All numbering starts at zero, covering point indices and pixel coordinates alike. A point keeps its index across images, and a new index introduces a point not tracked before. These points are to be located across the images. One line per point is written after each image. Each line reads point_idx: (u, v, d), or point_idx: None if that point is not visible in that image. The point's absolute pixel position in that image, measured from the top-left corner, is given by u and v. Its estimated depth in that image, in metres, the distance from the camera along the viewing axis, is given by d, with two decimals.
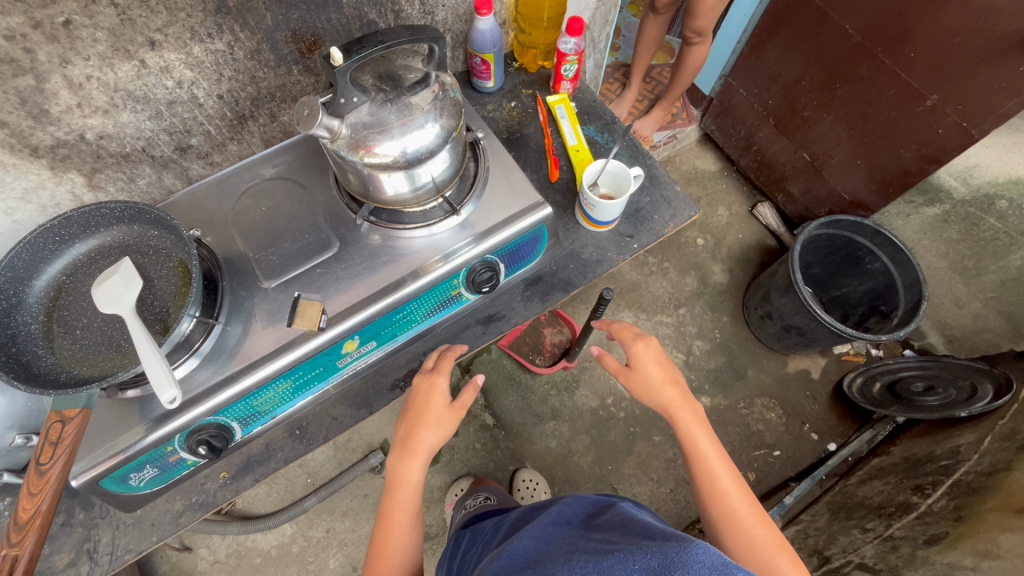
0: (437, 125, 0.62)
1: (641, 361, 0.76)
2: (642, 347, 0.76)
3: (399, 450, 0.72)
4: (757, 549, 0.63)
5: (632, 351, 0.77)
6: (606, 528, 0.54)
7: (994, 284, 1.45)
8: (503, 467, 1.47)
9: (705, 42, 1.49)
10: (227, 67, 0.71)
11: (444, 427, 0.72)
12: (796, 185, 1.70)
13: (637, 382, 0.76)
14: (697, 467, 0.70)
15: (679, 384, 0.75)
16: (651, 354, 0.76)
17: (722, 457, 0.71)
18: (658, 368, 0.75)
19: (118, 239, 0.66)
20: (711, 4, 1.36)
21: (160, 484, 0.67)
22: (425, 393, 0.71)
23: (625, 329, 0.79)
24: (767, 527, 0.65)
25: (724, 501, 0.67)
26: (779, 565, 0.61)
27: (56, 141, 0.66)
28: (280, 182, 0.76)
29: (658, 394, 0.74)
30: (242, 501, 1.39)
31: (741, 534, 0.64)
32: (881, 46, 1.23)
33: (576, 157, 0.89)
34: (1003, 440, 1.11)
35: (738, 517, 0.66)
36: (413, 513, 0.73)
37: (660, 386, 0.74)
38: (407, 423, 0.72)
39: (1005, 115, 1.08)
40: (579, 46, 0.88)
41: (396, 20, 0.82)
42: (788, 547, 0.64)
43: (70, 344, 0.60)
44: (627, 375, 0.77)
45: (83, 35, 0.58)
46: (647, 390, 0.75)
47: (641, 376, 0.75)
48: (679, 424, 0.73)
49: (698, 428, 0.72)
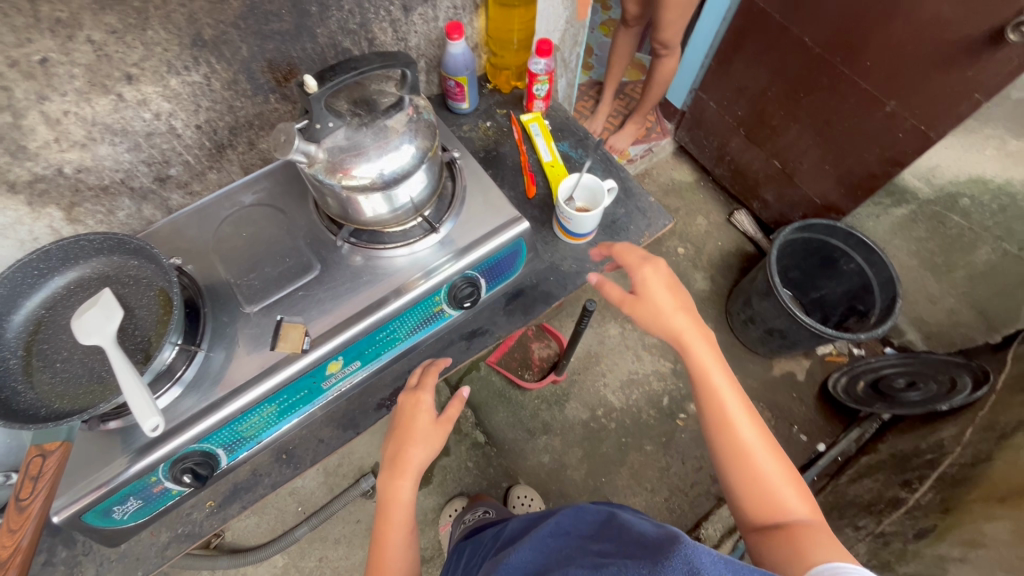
0: (412, 147, 0.64)
1: (649, 288, 0.70)
2: (649, 273, 0.70)
3: (388, 470, 0.72)
4: (765, 481, 0.64)
5: (638, 278, 0.71)
6: (605, 537, 0.54)
7: (965, 279, 1.43)
8: (497, 484, 1.46)
9: (672, 56, 1.55)
10: (204, 98, 0.73)
11: (431, 445, 0.73)
12: (770, 192, 1.75)
13: (644, 311, 0.70)
14: (706, 395, 0.69)
15: (688, 311, 0.71)
16: (661, 280, 0.70)
17: (732, 385, 0.69)
18: (668, 294, 0.70)
19: (98, 271, 0.66)
20: (672, 18, 1.41)
21: (144, 516, 0.66)
22: (409, 411, 0.71)
23: (629, 253, 0.72)
24: (774, 454, 0.66)
25: (734, 433, 0.67)
26: (783, 493, 0.64)
27: (33, 176, 0.66)
28: (260, 208, 0.77)
29: (668, 322, 0.70)
30: (232, 533, 1.36)
31: (749, 467, 0.65)
32: (838, 56, 1.28)
33: (551, 173, 0.91)
34: (984, 431, 1.14)
35: (748, 448, 0.66)
36: (407, 532, 0.74)
37: (670, 315, 0.70)
38: (395, 442, 0.72)
39: (960, 117, 1.14)
40: (549, 66, 0.91)
41: (370, 48, 0.84)
42: (792, 473, 0.66)
43: (50, 378, 0.60)
44: (633, 304, 0.71)
45: (59, 72, 0.59)
46: (655, 317, 0.70)
47: (650, 304, 0.70)
48: (689, 351, 0.70)
49: (709, 357, 0.69)
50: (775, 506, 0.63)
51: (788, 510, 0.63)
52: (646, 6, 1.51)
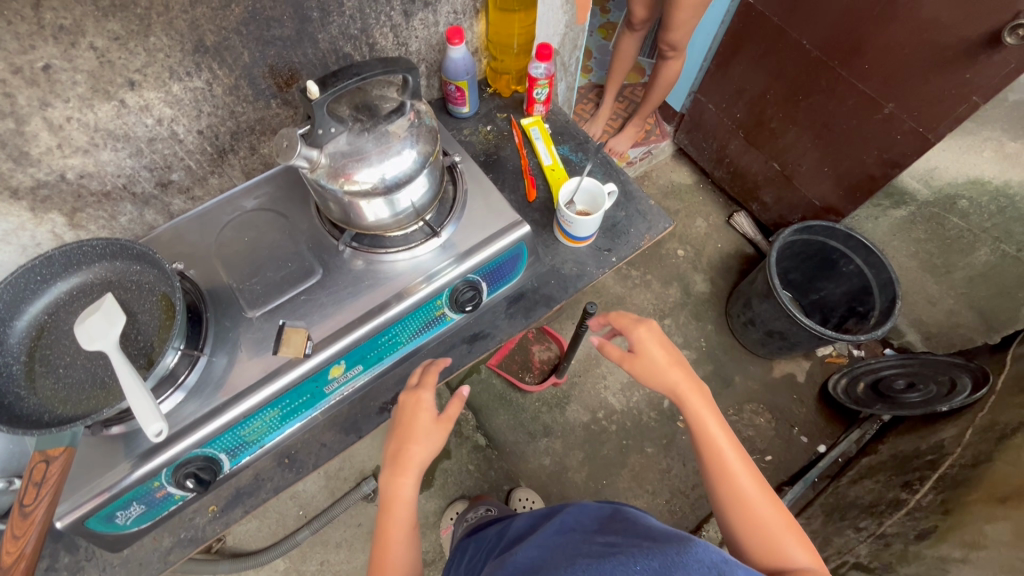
0: (414, 151, 0.65)
1: (644, 346, 0.73)
2: (644, 332, 0.73)
3: (390, 468, 0.72)
4: (768, 532, 0.64)
5: (634, 337, 0.73)
6: (611, 529, 0.55)
7: (963, 280, 1.45)
8: (498, 487, 1.46)
9: (676, 58, 1.56)
10: (206, 104, 0.73)
11: (433, 442, 0.72)
12: (769, 194, 1.76)
13: (642, 367, 0.73)
14: (705, 447, 0.70)
15: (683, 366, 0.73)
16: (655, 339, 0.73)
17: (730, 439, 0.70)
18: (662, 351, 0.73)
19: (100, 276, 0.66)
20: (679, 20, 1.42)
21: (147, 521, 0.66)
22: (410, 409, 0.71)
23: (623, 315, 0.75)
24: (775, 506, 0.66)
25: (733, 484, 0.67)
26: (787, 544, 0.63)
27: (36, 182, 0.66)
28: (261, 213, 0.78)
29: (666, 378, 0.72)
30: (233, 537, 1.36)
31: (751, 518, 0.65)
32: (837, 59, 1.29)
33: (552, 177, 0.91)
34: (983, 432, 1.14)
35: (748, 499, 0.66)
36: (408, 530, 0.73)
37: (665, 370, 0.72)
38: (396, 440, 0.72)
39: (958, 119, 1.14)
40: (549, 70, 0.92)
41: (371, 53, 0.84)
42: (796, 526, 0.65)
43: (52, 384, 0.60)
44: (631, 362, 0.73)
45: (62, 78, 0.60)
46: (653, 373, 0.72)
47: (647, 361, 0.72)
48: (687, 406, 0.72)
49: (707, 411, 0.71)
50: (779, 557, 0.62)
51: (793, 561, 0.61)
52: (653, 10, 1.52)
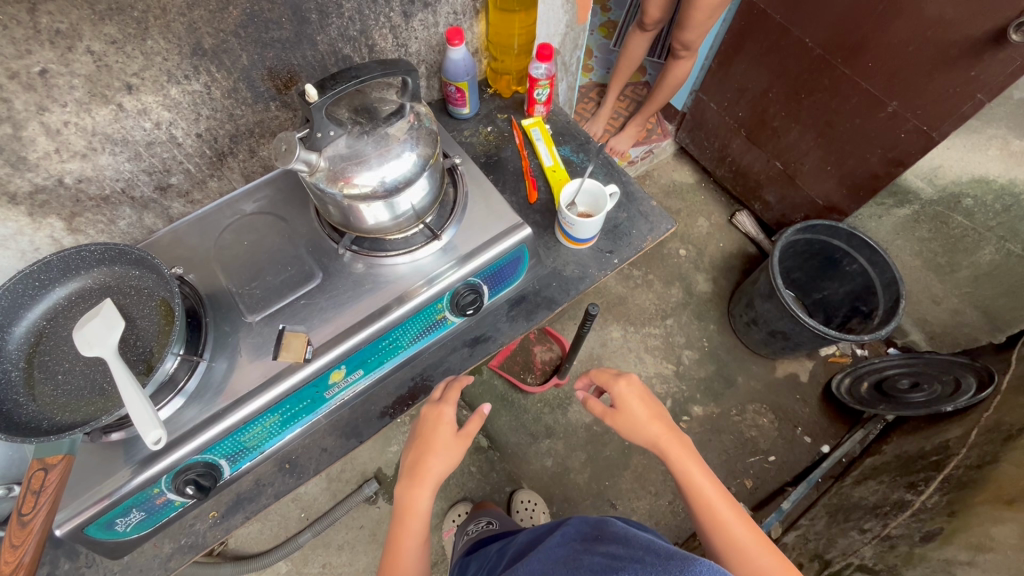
0: (413, 154, 0.64)
1: (624, 402, 0.75)
2: (625, 387, 0.75)
3: (407, 477, 0.73)
4: None
5: (615, 392, 0.76)
6: (610, 541, 0.57)
7: (969, 279, 1.44)
8: (500, 489, 1.46)
9: (688, 58, 1.55)
10: (205, 107, 0.73)
11: (452, 456, 0.73)
12: (772, 193, 1.74)
13: (623, 423, 0.75)
14: (693, 499, 0.70)
15: (663, 419, 0.74)
16: (634, 393, 0.75)
17: (717, 489, 0.70)
18: (642, 405, 0.74)
19: (99, 281, 0.65)
20: (695, 19, 1.40)
21: (147, 528, 0.65)
22: (432, 422, 0.73)
23: (603, 371, 0.78)
24: (773, 556, 0.64)
25: (726, 534, 0.66)
26: None
27: (34, 187, 0.66)
28: (261, 217, 0.77)
29: (646, 432, 0.73)
30: (234, 540, 1.36)
31: (748, 565, 0.64)
32: (840, 58, 1.28)
33: (553, 178, 0.91)
34: (988, 432, 1.14)
35: (743, 548, 0.65)
36: (420, 543, 0.73)
37: (645, 424, 0.73)
38: (416, 450, 0.73)
39: (963, 117, 1.13)
40: (550, 70, 0.91)
41: (370, 54, 0.84)
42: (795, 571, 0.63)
43: (51, 391, 0.60)
44: (613, 417, 0.75)
45: (59, 83, 0.59)
46: (634, 428, 0.74)
47: (626, 417, 0.74)
48: (670, 460, 0.72)
49: (689, 461, 0.71)
50: None
51: None
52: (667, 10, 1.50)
